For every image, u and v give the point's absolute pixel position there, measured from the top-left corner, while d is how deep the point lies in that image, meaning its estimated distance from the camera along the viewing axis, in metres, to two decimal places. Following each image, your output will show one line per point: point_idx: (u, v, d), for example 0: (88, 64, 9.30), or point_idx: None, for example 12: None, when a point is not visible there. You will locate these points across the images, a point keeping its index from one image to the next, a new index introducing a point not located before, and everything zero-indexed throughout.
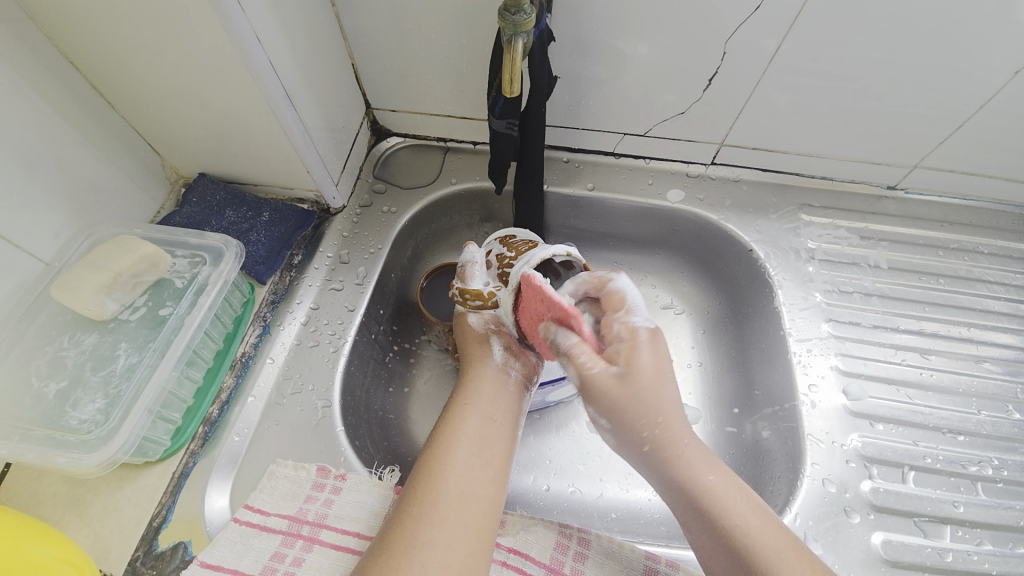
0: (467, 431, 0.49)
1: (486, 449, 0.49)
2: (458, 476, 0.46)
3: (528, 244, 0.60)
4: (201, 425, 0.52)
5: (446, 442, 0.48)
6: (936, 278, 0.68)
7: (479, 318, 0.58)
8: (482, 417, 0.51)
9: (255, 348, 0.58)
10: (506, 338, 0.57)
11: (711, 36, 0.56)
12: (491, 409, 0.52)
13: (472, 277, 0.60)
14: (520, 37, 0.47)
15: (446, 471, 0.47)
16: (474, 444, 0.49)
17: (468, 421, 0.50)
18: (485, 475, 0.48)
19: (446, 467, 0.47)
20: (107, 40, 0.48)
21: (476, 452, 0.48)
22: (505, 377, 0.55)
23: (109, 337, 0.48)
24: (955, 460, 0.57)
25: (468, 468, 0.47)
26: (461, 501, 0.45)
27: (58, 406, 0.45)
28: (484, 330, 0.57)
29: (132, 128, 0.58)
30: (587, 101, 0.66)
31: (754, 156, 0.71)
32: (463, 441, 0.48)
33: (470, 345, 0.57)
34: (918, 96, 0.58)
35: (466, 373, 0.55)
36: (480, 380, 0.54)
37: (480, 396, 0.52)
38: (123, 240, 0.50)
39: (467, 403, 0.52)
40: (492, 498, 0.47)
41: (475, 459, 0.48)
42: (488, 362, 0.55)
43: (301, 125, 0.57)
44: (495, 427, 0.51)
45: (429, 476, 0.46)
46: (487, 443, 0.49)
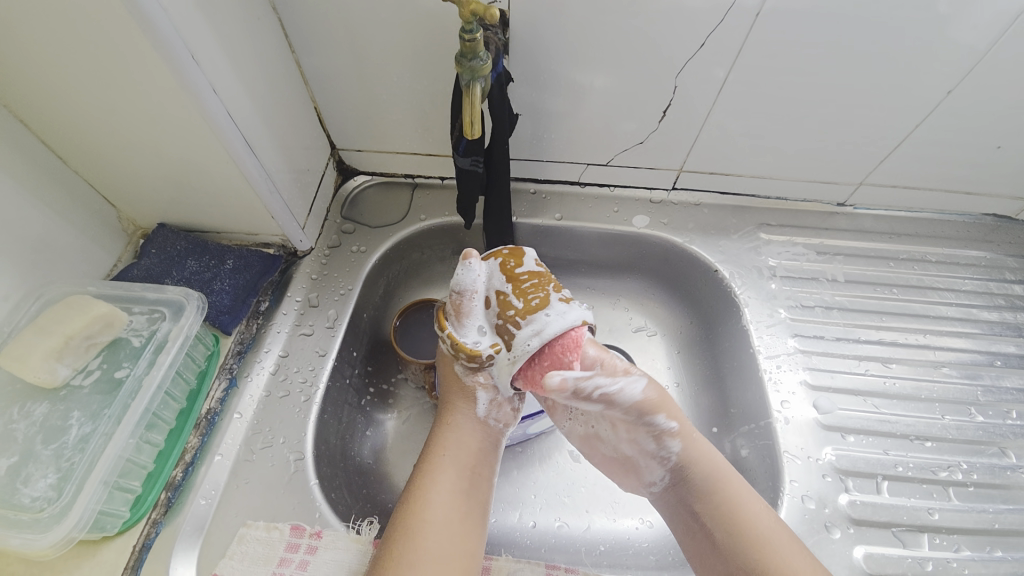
0: (445, 484, 0.49)
1: (463, 501, 0.49)
2: (434, 534, 0.46)
3: (532, 285, 0.55)
4: (163, 491, 0.50)
5: (420, 497, 0.48)
6: (890, 288, 0.71)
7: (466, 368, 0.54)
8: (458, 471, 0.50)
9: (222, 404, 0.56)
10: (492, 390, 0.55)
11: (662, 69, 0.59)
12: (466, 458, 0.51)
13: (470, 317, 0.54)
14: (478, 81, 0.49)
15: (421, 529, 0.46)
16: (450, 498, 0.48)
17: (443, 475, 0.49)
18: (462, 530, 0.47)
19: (423, 523, 0.46)
20: (57, 95, 0.47)
21: (452, 506, 0.48)
22: (481, 429, 0.54)
23: (61, 406, 0.46)
24: (926, 466, 0.59)
25: (445, 525, 0.47)
26: (439, 560, 0.45)
27: (7, 484, 0.42)
28: (471, 382, 0.54)
29: (85, 181, 0.56)
30: (549, 134, 0.68)
31: (713, 180, 0.74)
32: (438, 496, 0.48)
33: (455, 392, 0.55)
34: (857, 118, 0.62)
35: (440, 424, 0.54)
36: (454, 432, 0.53)
37: (454, 446, 0.52)
38: (76, 301, 0.48)
39: (439, 455, 0.51)
40: (469, 555, 0.47)
41: (451, 514, 0.48)
42: (469, 415, 0.54)
43: (264, 172, 0.56)
44: (473, 478, 0.51)
45: (405, 536, 0.46)
46: (463, 496, 0.49)
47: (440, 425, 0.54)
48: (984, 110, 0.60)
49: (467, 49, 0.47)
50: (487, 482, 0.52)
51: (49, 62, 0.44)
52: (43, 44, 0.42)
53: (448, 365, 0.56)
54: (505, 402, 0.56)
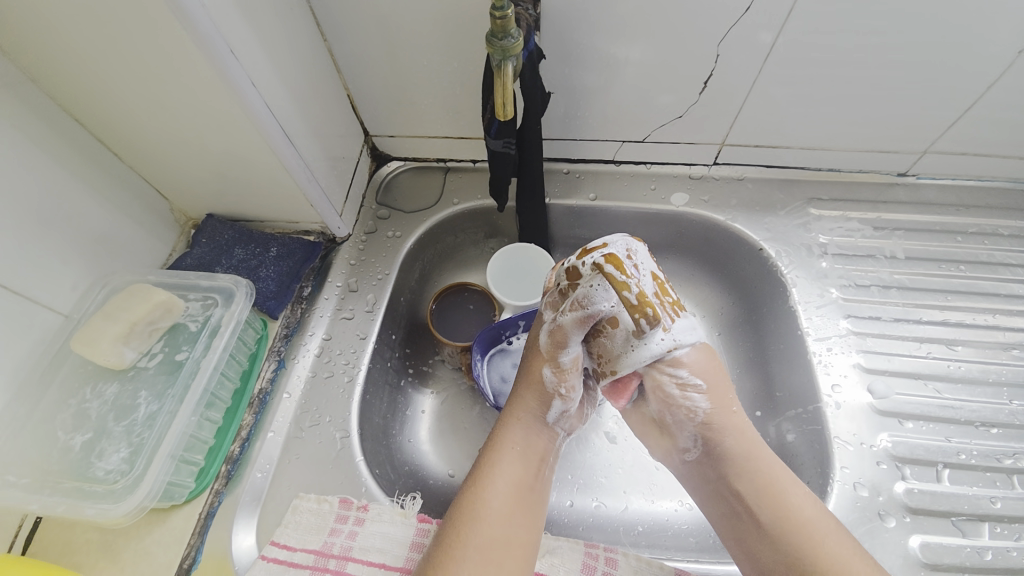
0: (508, 479, 0.48)
1: (524, 497, 0.48)
2: (495, 525, 0.46)
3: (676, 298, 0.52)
4: (223, 465, 0.53)
5: (484, 487, 0.48)
6: (956, 265, 0.66)
7: (553, 374, 0.52)
8: (523, 466, 0.50)
9: (272, 384, 0.58)
10: (570, 403, 0.53)
11: (704, 37, 0.56)
12: (529, 451, 0.51)
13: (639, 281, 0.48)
14: (510, 61, 0.48)
15: (486, 518, 0.46)
16: (514, 492, 0.48)
17: (508, 468, 0.49)
18: (523, 524, 0.47)
19: (487, 512, 0.46)
20: (110, 92, 0.49)
21: (516, 499, 0.48)
22: (551, 431, 0.53)
23: (129, 386, 0.49)
24: (991, 454, 0.55)
25: (508, 518, 0.47)
26: (498, 553, 0.45)
27: (84, 458, 0.46)
28: (552, 389, 0.52)
29: (139, 176, 0.59)
30: (583, 112, 0.66)
31: (757, 153, 0.70)
32: (502, 487, 0.48)
33: (529, 391, 0.53)
34: (924, 79, 0.57)
35: (508, 416, 0.53)
36: (524, 427, 0.52)
37: (518, 440, 0.51)
38: (138, 288, 0.51)
39: (506, 448, 0.50)
40: (528, 548, 0.47)
41: (514, 508, 0.47)
42: (542, 416, 0.53)
43: (302, 161, 0.58)
44: (535, 476, 0.50)
45: (467, 524, 0.46)
46: (525, 490, 0.49)
47: (504, 414, 0.53)
48: None
49: (498, 27, 0.46)
50: (546, 479, 0.51)
51: (102, 64, 0.46)
52: (95, 45, 0.44)
53: (537, 367, 0.53)
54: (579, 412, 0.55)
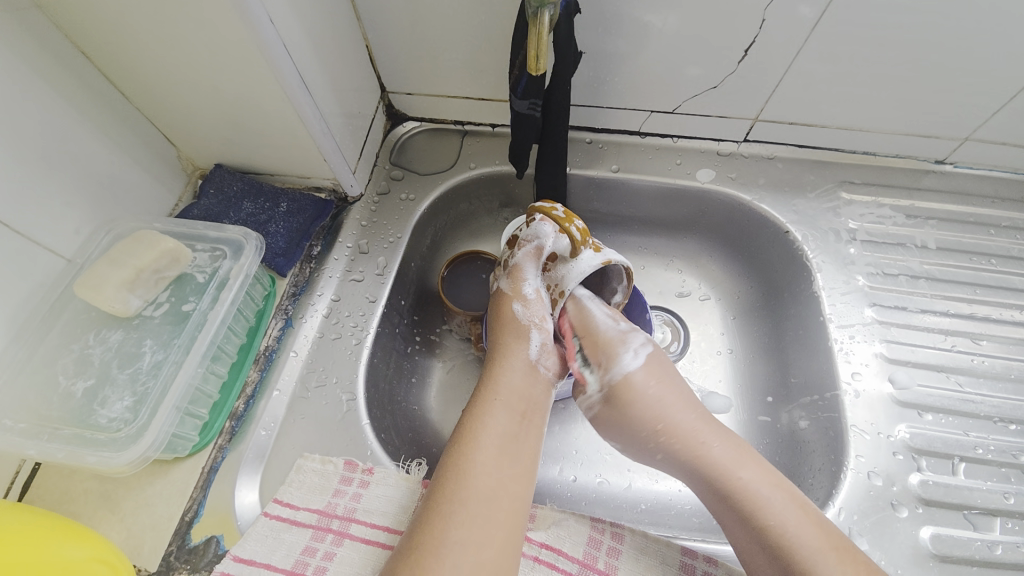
0: (495, 428, 0.48)
1: (513, 446, 0.48)
2: (484, 472, 0.46)
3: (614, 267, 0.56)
4: (228, 420, 0.52)
5: (470, 439, 0.48)
6: (988, 258, 0.64)
7: (524, 307, 0.55)
8: (508, 412, 0.50)
9: (279, 342, 0.57)
10: (547, 333, 0.54)
11: (750, 0, 0.52)
12: (517, 399, 0.51)
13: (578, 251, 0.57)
14: (546, 9, 0.45)
15: (471, 468, 0.46)
16: (499, 438, 0.48)
17: (493, 416, 0.49)
18: (513, 472, 0.47)
19: (473, 463, 0.46)
20: (118, 22, 0.46)
21: (504, 446, 0.48)
22: (537, 375, 0.53)
23: (134, 334, 0.48)
24: (1008, 450, 0.54)
25: (495, 465, 0.46)
26: (489, 500, 0.45)
27: (86, 404, 0.45)
28: (525, 320, 0.54)
29: (147, 119, 0.56)
30: (613, 77, 0.63)
31: (791, 131, 0.67)
32: (489, 437, 0.48)
33: (506, 330, 0.54)
34: (982, 59, 0.53)
35: (495, 367, 0.53)
36: (508, 372, 0.52)
37: (502, 388, 0.51)
38: (144, 234, 0.49)
39: (490, 397, 0.50)
40: (523, 496, 0.46)
41: (500, 453, 0.47)
42: (521, 354, 0.53)
43: (318, 112, 0.55)
44: (524, 423, 0.50)
45: (455, 477, 0.45)
46: (513, 438, 0.48)
47: (491, 367, 0.53)
48: None
49: None
50: (538, 427, 0.51)
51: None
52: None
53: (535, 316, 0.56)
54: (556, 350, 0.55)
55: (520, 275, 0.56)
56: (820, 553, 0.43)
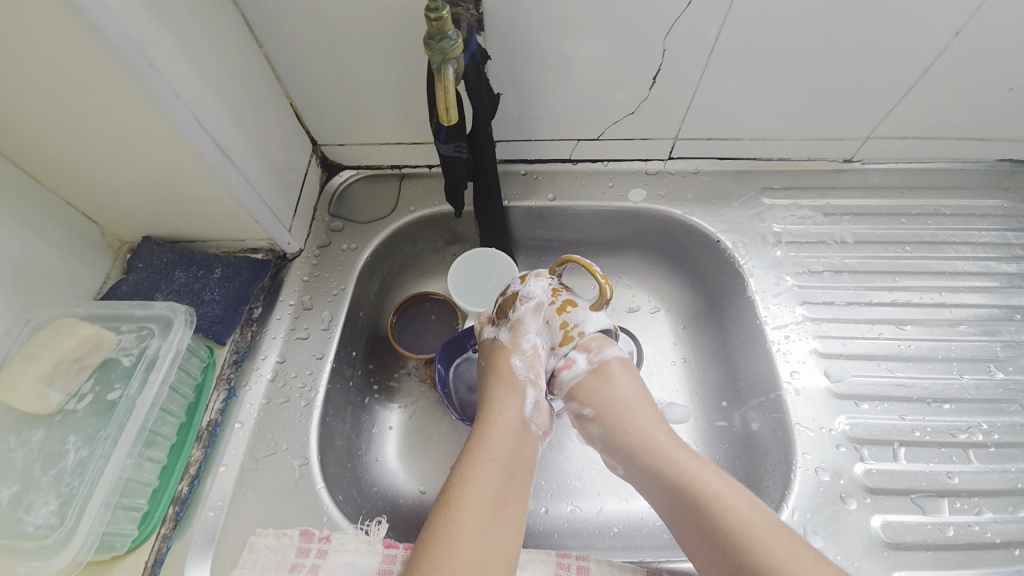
0: (484, 488, 0.45)
1: (504, 508, 0.46)
2: (475, 538, 0.43)
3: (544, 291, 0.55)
4: (171, 506, 0.50)
5: (459, 501, 0.45)
6: (902, 246, 0.68)
7: (524, 362, 0.53)
8: (500, 472, 0.47)
9: (223, 414, 0.56)
10: (541, 390, 0.53)
11: (650, 32, 0.55)
12: (509, 457, 0.48)
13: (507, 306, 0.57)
14: (449, 64, 0.46)
15: (459, 533, 0.43)
16: (487, 501, 0.45)
17: (482, 477, 0.46)
18: (503, 537, 0.44)
19: (461, 529, 0.43)
20: (17, 110, 0.45)
21: (492, 507, 0.45)
22: (528, 434, 0.51)
23: (57, 431, 0.46)
24: (943, 429, 0.57)
25: (485, 531, 0.44)
26: (477, 565, 0.42)
27: (11, 513, 0.42)
28: (524, 376, 0.53)
29: (63, 200, 0.55)
30: (536, 112, 0.65)
31: (710, 146, 0.70)
32: (478, 499, 0.45)
33: (505, 386, 0.52)
34: (865, 67, 0.58)
35: (482, 422, 0.51)
36: (499, 432, 0.49)
37: (493, 446, 0.48)
38: (62, 324, 0.47)
39: (484, 456, 0.48)
40: (511, 563, 0.44)
41: (490, 519, 0.44)
42: (517, 415, 0.51)
43: (241, 177, 0.55)
44: (514, 483, 0.47)
45: (442, 541, 0.43)
46: (503, 499, 0.46)
47: (483, 422, 0.51)
48: (1001, 45, 0.55)
49: (435, 28, 0.45)
50: (527, 484, 0.49)
51: (7, 79, 0.42)
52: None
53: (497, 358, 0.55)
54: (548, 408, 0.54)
55: (522, 329, 0.55)
56: (768, 548, 0.42)
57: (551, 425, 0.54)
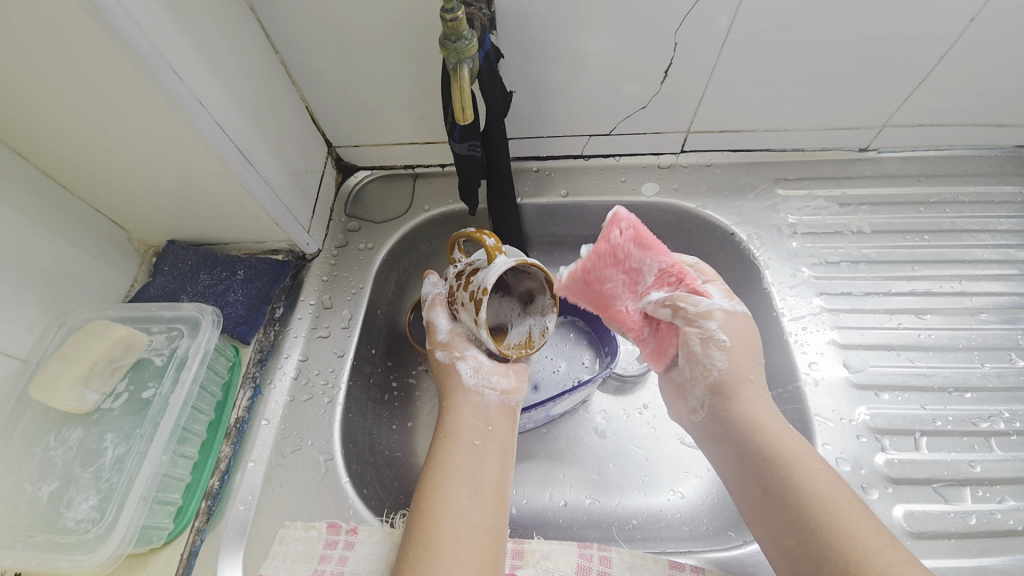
0: (452, 463, 0.49)
1: (474, 476, 0.49)
2: (449, 506, 0.46)
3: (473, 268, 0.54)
4: (203, 500, 0.52)
5: (431, 478, 0.49)
6: (921, 235, 0.67)
7: (443, 351, 0.57)
8: (461, 445, 0.51)
9: (249, 412, 0.57)
10: (473, 358, 0.56)
11: (662, 26, 0.55)
12: (472, 434, 0.52)
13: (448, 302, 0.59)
14: (465, 63, 0.47)
15: (434, 504, 0.47)
16: (457, 473, 0.49)
17: (447, 453, 0.50)
18: (478, 502, 0.47)
19: (437, 500, 0.47)
20: (49, 122, 0.46)
21: (462, 477, 0.48)
22: (483, 400, 0.54)
23: (94, 430, 0.47)
24: (966, 418, 0.57)
25: (459, 499, 0.47)
26: (456, 531, 0.45)
27: (52, 509, 0.44)
28: (449, 360, 0.57)
29: (92, 207, 0.57)
30: (547, 109, 0.66)
31: (723, 138, 0.70)
32: (447, 475, 0.48)
33: (444, 376, 0.57)
34: (881, 55, 0.58)
35: (443, 411, 0.55)
36: (456, 410, 0.54)
37: (455, 425, 0.52)
38: (96, 326, 0.49)
39: (446, 436, 0.52)
40: (494, 521, 0.47)
41: (462, 487, 0.48)
42: (464, 387, 0.55)
43: (261, 180, 0.56)
44: (481, 451, 0.51)
45: (420, 515, 0.46)
46: (471, 468, 0.49)
47: (445, 409, 0.55)
48: (1020, 29, 0.54)
49: (450, 30, 0.45)
50: (502, 454, 0.52)
51: (45, 92, 0.43)
52: (37, 73, 0.42)
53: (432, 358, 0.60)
54: (494, 367, 0.56)
55: (432, 326, 0.59)
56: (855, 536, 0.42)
57: (508, 381, 0.56)
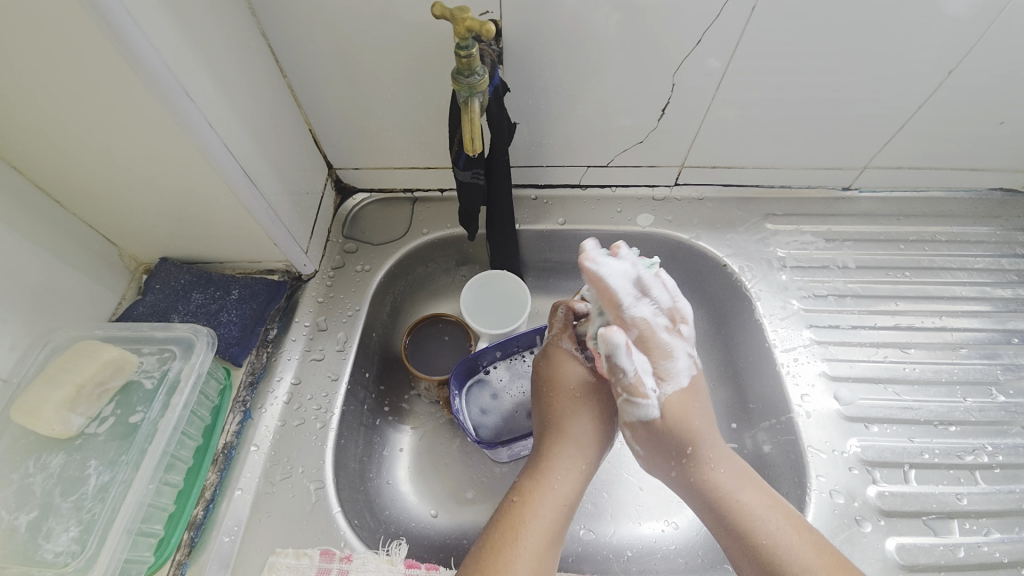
0: (546, 521, 0.47)
1: (557, 540, 0.47)
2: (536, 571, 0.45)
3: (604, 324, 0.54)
4: (186, 531, 0.50)
5: (519, 532, 0.46)
6: (902, 271, 0.70)
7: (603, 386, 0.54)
8: (562, 509, 0.48)
9: (238, 437, 0.55)
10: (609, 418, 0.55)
11: (660, 68, 0.58)
12: (572, 501, 0.49)
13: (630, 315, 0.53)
14: (476, 97, 0.49)
15: (522, 567, 0.44)
16: (547, 534, 0.46)
17: (546, 508, 0.48)
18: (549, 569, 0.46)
19: (519, 559, 0.44)
20: (55, 137, 0.46)
21: (549, 548, 0.46)
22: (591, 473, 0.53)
23: (77, 456, 0.46)
24: (952, 451, 0.58)
25: (539, 562, 0.45)
26: None
27: (30, 539, 0.42)
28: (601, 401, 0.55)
29: (86, 223, 0.56)
30: (547, 139, 0.67)
31: (715, 174, 0.73)
32: (538, 533, 0.46)
33: (580, 415, 0.53)
34: (863, 101, 0.61)
35: (558, 454, 0.51)
36: (571, 469, 0.50)
37: (559, 483, 0.49)
38: (85, 347, 0.48)
39: (547, 488, 0.49)
40: None
41: (546, 552, 0.46)
42: (588, 449, 0.52)
43: (264, 201, 0.56)
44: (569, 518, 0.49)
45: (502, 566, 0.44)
46: (560, 533, 0.48)
47: (556, 452, 0.51)
48: (987, 82, 0.58)
49: (464, 64, 0.47)
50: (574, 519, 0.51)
51: (58, 108, 0.43)
52: (49, 90, 0.42)
53: (597, 389, 0.55)
54: None
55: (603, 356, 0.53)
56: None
57: None
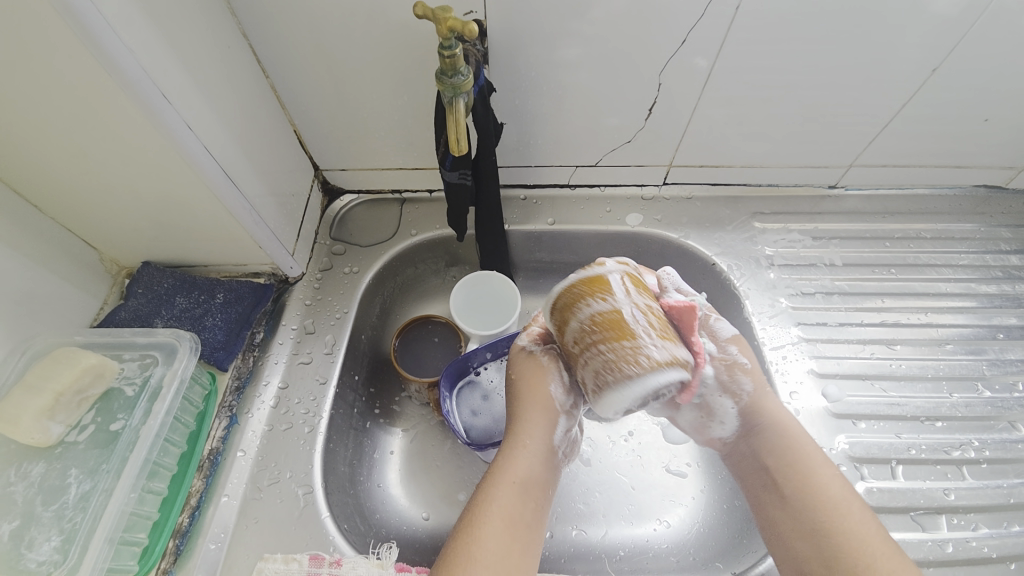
0: (505, 506, 0.47)
1: (522, 525, 0.46)
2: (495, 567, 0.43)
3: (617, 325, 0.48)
4: (171, 539, 0.49)
5: (477, 523, 0.45)
6: (888, 269, 0.71)
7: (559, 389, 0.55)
8: (522, 493, 0.48)
9: (224, 442, 0.55)
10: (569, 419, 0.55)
11: (646, 67, 0.58)
12: (531, 484, 0.49)
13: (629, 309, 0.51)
14: (461, 97, 0.48)
15: (482, 556, 0.43)
16: (509, 519, 0.46)
17: (504, 495, 0.47)
18: (519, 558, 0.45)
19: (480, 548, 0.44)
20: (30, 139, 0.45)
21: (511, 532, 0.45)
22: (554, 458, 0.53)
23: (57, 465, 0.45)
24: (938, 446, 0.59)
25: (503, 549, 0.44)
26: None
27: (10, 550, 0.41)
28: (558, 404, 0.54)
29: (65, 227, 0.54)
30: (535, 139, 0.67)
31: (703, 173, 0.73)
32: (497, 520, 0.46)
33: (534, 409, 0.53)
34: (848, 100, 0.62)
35: (514, 443, 0.51)
36: (528, 453, 0.51)
37: (517, 469, 0.49)
38: (63, 353, 0.47)
39: (504, 475, 0.48)
40: None
41: (511, 537, 0.45)
42: (545, 434, 0.52)
43: (248, 203, 0.55)
44: (535, 501, 0.48)
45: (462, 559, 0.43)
46: (525, 518, 0.47)
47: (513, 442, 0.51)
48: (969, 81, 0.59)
49: (448, 65, 0.47)
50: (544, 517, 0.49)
51: (32, 108, 0.42)
52: (21, 90, 0.41)
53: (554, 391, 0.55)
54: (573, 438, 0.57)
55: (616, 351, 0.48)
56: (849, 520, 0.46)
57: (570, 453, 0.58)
